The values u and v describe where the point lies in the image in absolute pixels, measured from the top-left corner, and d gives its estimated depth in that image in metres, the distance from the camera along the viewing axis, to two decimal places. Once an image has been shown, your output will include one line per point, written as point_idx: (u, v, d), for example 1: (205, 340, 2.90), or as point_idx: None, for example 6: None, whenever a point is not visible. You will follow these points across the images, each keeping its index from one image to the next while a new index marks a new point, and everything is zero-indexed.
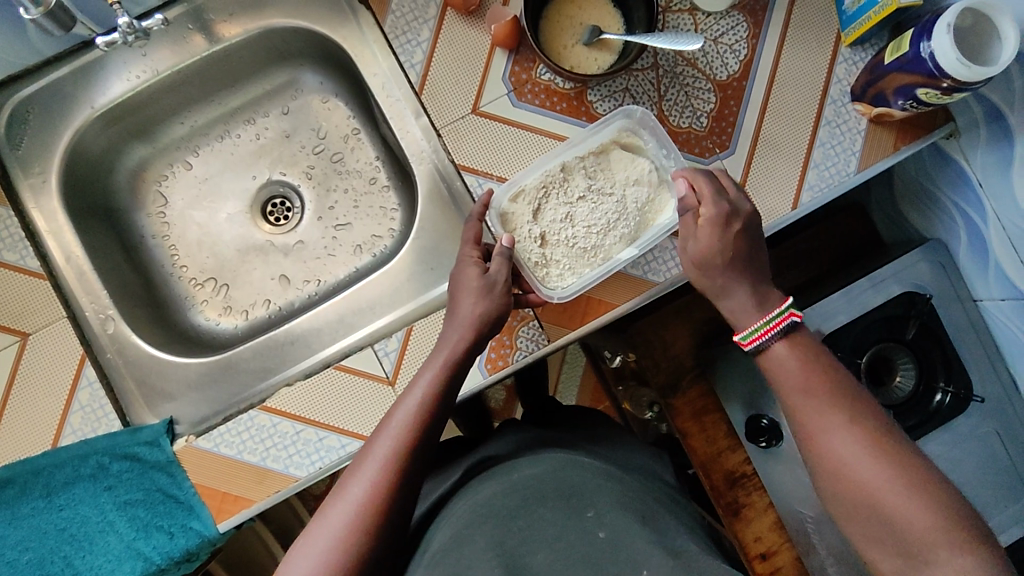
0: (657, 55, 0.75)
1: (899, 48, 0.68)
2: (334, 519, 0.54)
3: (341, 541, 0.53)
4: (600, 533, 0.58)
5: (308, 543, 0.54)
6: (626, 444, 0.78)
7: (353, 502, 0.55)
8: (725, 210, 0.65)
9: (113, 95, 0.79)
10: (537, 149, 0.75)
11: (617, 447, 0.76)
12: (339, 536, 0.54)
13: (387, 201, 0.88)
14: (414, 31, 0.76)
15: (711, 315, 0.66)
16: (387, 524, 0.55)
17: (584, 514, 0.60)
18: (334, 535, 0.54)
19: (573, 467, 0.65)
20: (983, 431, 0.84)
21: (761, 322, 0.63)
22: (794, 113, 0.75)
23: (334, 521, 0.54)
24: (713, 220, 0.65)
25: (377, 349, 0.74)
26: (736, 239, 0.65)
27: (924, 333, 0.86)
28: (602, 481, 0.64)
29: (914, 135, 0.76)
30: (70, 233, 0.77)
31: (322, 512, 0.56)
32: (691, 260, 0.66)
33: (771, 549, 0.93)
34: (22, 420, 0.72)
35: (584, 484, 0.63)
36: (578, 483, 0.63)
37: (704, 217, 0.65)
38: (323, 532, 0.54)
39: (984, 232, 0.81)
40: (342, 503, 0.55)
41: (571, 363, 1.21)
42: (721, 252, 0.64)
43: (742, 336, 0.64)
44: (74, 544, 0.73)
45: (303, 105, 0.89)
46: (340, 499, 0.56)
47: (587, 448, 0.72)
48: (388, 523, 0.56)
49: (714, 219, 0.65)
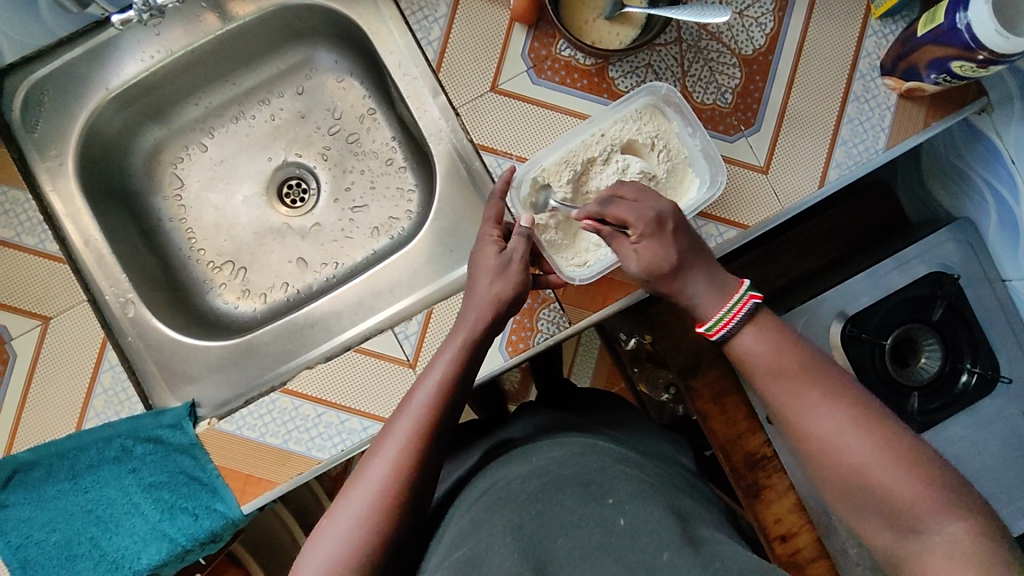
0: (681, 29, 0.73)
1: (933, 19, 0.65)
2: (356, 499, 0.54)
3: (365, 520, 0.53)
4: (620, 521, 0.55)
5: (332, 522, 0.54)
6: (645, 429, 0.77)
7: (374, 482, 0.55)
8: (652, 215, 0.61)
9: (128, 76, 0.78)
10: (559, 128, 0.73)
11: (635, 431, 0.75)
12: (362, 515, 0.53)
13: (404, 182, 0.87)
14: (431, 7, 0.74)
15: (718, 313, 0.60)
16: (411, 503, 0.55)
17: (605, 501, 0.57)
18: (356, 515, 0.53)
19: (590, 451, 0.64)
20: (1008, 413, 0.83)
21: (722, 311, 0.60)
22: (821, 89, 0.73)
23: (357, 502, 0.54)
24: (648, 237, 0.61)
25: (397, 332, 0.74)
26: (676, 242, 0.61)
27: (950, 314, 0.84)
28: (620, 466, 0.63)
29: (945, 111, 0.73)
30: (87, 216, 0.77)
31: (345, 492, 0.55)
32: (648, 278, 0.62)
33: (790, 530, 0.93)
34: (47, 403, 0.72)
35: (605, 467, 0.62)
36: (599, 466, 0.62)
37: (638, 235, 0.61)
38: (345, 511, 0.54)
39: (1016, 211, 0.82)
40: (364, 482, 0.55)
41: (587, 345, 1.19)
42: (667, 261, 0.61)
43: (708, 328, 0.60)
44: (101, 525, 0.73)
45: (318, 85, 0.88)
46: (360, 478, 0.55)
47: (606, 433, 0.72)
48: (409, 503, 0.55)
49: (645, 229, 0.61)
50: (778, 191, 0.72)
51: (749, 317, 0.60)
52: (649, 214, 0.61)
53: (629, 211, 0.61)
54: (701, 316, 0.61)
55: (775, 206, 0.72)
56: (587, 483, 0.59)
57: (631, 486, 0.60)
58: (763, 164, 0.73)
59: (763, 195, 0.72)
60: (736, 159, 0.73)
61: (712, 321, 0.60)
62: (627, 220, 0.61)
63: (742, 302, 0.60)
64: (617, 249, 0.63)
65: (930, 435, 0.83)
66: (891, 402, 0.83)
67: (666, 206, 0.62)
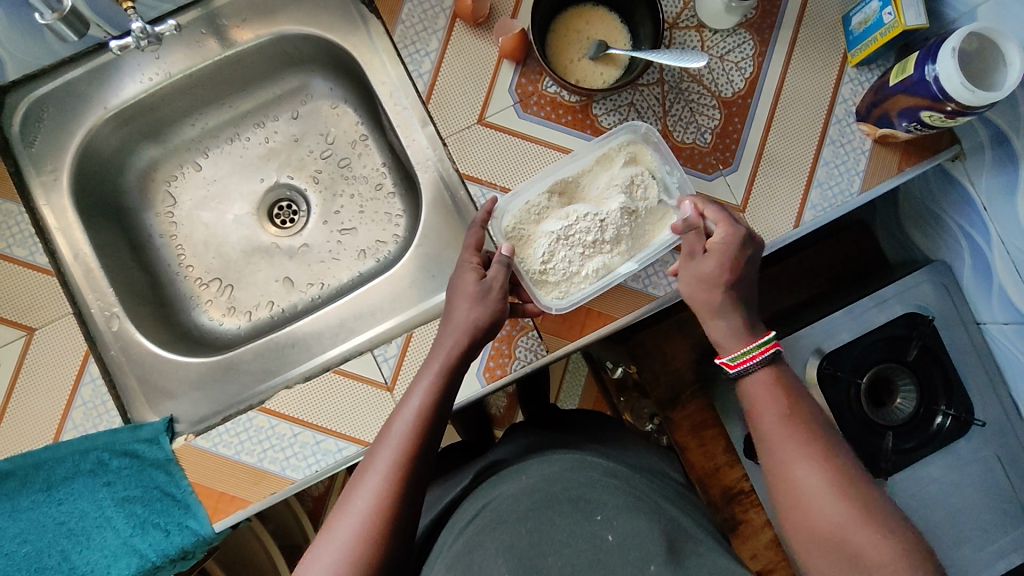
0: (663, 71, 0.75)
1: (903, 70, 0.68)
2: (340, 531, 0.54)
3: (349, 552, 0.53)
4: (608, 537, 0.56)
5: (316, 555, 0.54)
6: (632, 449, 0.77)
7: (358, 513, 0.55)
8: (741, 234, 0.64)
9: (126, 96, 0.80)
10: (542, 162, 0.76)
11: (625, 449, 0.75)
12: (346, 547, 0.54)
13: (392, 207, 0.89)
14: (423, 41, 0.76)
15: (721, 315, 0.63)
16: (395, 532, 0.56)
17: (594, 518, 0.58)
18: (341, 549, 0.53)
19: (580, 466, 0.64)
20: (984, 454, 0.83)
21: (748, 346, 0.62)
22: (798, 132, 0.75)
23: (341, 534, 0.54)
24: (726, 246, 0.63)
25: (377, 354, 0.75)
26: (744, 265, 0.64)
27: (925, 354, 0.85)
28: (604, 484, 0.63)
29: (919, 156, 0.76)
30: (78, 230, 0.78)
31: (328, 525, 0.56)
32: (694, 276, 0.65)
33: (767, 566, 0.95)
34: (25, 413, 0.73)
35: (593, 484, 0.63)
36: (588, 483, 0.62)
37: (716, 239, 0.64)
38: (330, 544, 0.54)
39: (988, 255, 0.80)
40: (348, 515, 0.55)
41: (574, 372, 1.21)
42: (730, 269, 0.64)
43: (728, 359, 0.63)
44: (71, 538, 0.73)
45: (313, 110, 0.91)
46: (344, 511, 0.56)
47: (596, 451, 0.72)
48: (394, 532, 0.56)
49: (728, 237, 0.64)
50: (754, 229, 0.74)
51: (768, 360, 0.62)
52: (743, 232, 0.64)
53: (718, 215, 0.65)
54: (726, 349, 0.64)
55: None
56: (575, 500, 0.60)
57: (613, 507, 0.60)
58: (740, 203, 0.74)
59: None
60: (713, 197, 0.74)
61: (737, 351, 0.62)
62: (717, 222, 0.65)
63: (769, 342, 0.62)
64: (685, 241, 0.66)
65: (906, 475, 0.83)
66: (866, 441, 0.84)
67: (754, 234, 0.65)
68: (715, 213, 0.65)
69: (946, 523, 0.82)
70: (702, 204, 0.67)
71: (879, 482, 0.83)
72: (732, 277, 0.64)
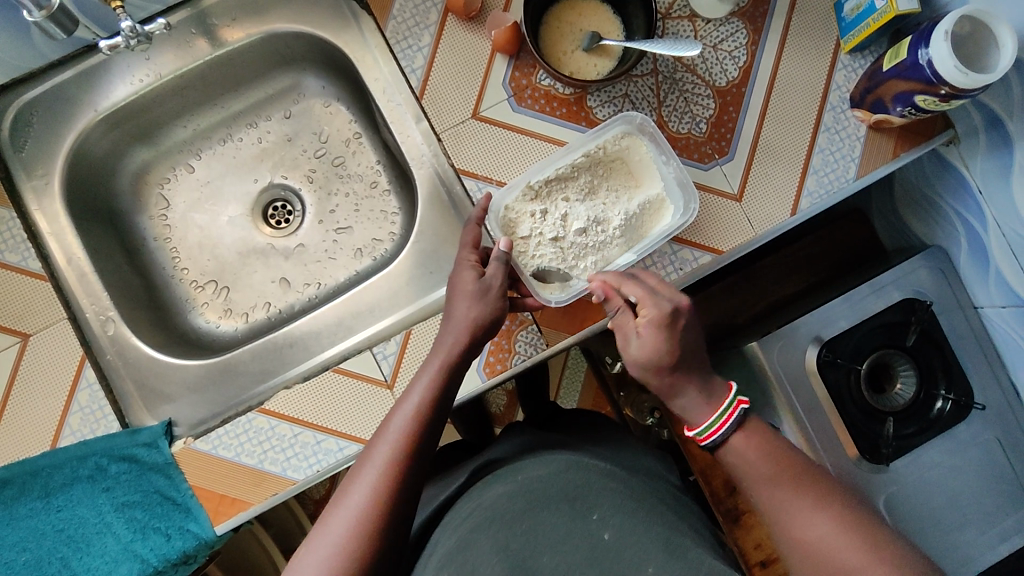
0: (657, 61, 0.75)
1: (897, 55, 0.68)
2: (335, 524, 0.54)
3: (344, 546, 0.53)
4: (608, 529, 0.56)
5: (310, 550, 0.53)
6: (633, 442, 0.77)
7: (353, 506, 0.55)
8: (667, 310, 0.63)
9: (117, 98, 0.79)
10: (538, 155, 0.75)
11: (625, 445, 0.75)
12: (341, 540, 0.53)
13: (388, 204, 0.88)
14: (415, 36, 0.76)
15: None
16: (391, 525, 0.55)
17: (589, 518, 0.59)
18: (335, 542, 0.53)
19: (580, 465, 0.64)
20: (984, 438, 0.83)
21: (710, 420, 0.64)
22: (793, 120, 0.75)
23: (336, 528, 0.54)
24: (654, 327, 0.63)
25: (376, 352, 0.74)
26: (679, 337, 0.64)
27: (925, 340, 0.85)
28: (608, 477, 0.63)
29: (913, 142, 0.76)
30: (71, 234, 0.77)
31: (323, 519, 0.55)
32: (637, 361, 0.65)
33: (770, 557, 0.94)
34: (22, 419, 0.72)
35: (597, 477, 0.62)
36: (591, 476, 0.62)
37: (645, 320, 0.64)
38: (325, 538, 0.53)
39: (984, 239, 0.81)
40: (342, 508, 0.55)
41: (573, 368, 1.20)
42: (668, 355, 0.63)
43: (698, 433, 0.65)
44: (72, 545, 0.73)
45: (306, 109, 0.90)
46: (340, 505, 0.55)
47: (592, 450, 0.72)
48: (391, 525, 0.55)
49: (655, 320, 0.63)
50: (751, 217, 0.74)
51: (737, 424, 0.64)
52: (665, 307, 0.63)
53: (640, 291, 0.65)
54: (694, 422, 0.65)
55: (748, 232, 0.74)
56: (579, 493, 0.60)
57: (619, 499, 0.60)
58: (736, 192, 0.74)
59: (737, 221, 0.74)
60: (710, 186, 0.74)
61: (704, 425, 0.64)
62: (642, 302, 0.64)
63: (732, 406, 0.64)
64: (620, 325, 0.67)
65: (908, 461, 0.83)
66: (867, 428, 0.83)
67: (680, 302, 0.64)
68: (635, 290, 0.65)
69: (948, 508, 0.82)
70: (614, 282, 0.66)
71: (880, 469, 0.82)
72: (671, 356, 0.63)
